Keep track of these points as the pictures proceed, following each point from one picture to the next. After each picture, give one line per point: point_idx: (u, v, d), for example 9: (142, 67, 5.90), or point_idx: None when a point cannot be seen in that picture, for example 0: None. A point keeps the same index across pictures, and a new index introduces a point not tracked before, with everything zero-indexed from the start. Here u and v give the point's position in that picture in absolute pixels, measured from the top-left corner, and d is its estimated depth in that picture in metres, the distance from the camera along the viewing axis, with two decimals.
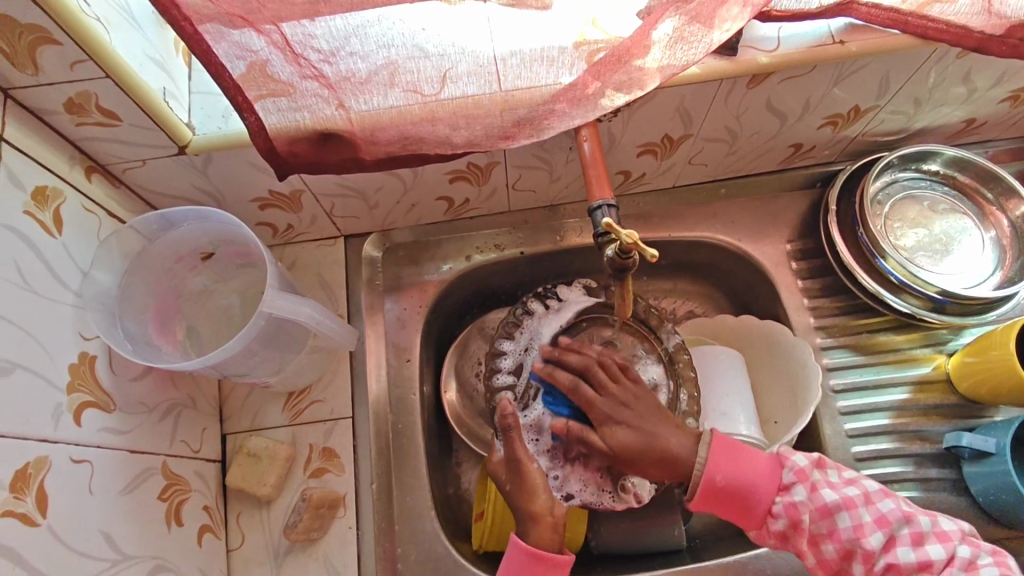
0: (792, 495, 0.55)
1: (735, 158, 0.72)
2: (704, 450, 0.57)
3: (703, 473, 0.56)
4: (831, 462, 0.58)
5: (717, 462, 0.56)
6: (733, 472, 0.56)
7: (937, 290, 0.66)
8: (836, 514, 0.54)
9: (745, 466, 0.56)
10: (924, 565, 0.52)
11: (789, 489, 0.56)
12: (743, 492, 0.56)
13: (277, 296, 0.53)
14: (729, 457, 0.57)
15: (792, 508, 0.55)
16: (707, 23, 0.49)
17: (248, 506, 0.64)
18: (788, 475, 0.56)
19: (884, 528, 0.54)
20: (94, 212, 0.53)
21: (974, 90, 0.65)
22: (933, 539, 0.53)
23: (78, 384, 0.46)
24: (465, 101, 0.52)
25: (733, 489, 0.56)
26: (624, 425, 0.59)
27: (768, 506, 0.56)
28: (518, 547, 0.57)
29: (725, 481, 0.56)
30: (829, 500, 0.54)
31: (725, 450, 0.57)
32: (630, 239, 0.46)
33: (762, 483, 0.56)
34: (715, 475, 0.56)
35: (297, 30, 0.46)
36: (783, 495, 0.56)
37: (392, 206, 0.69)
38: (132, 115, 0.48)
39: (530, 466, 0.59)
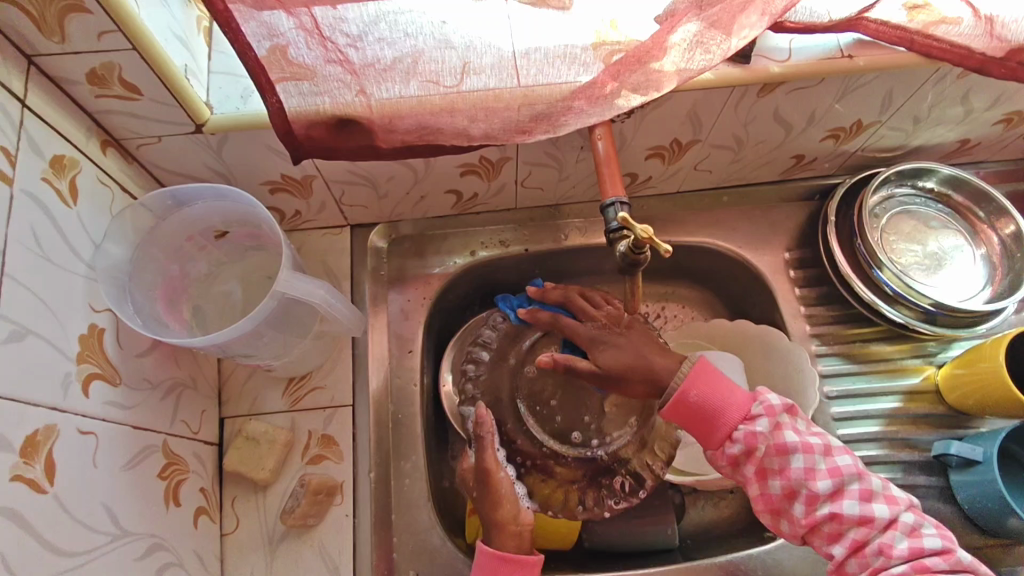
0: (755, 425, 0.55)
1: (739, 166, 0.74)
2: (687, 369, 0.58)
3: (679, 387, 0.56)
4: (803, 413, 0.57)
5: (695, 379, 0.56)
6: (711, 393, 0.56)
7: (930, 302, 0.68)
8: (792, 454, 0.53)
9: (722, 390, 0.56)
10: (866, 520, 0.51)
11: (754, 419, 0.55)
12: (711, 412, 0.56)
13: (289, 277, 0.53)
14: (707, 377, 0.57)
15: (752, 436, 0.54)
16: (726, 30, 0.51)
17: (244, 491, 0.64)
18: (757, 408, 0.56)
19: (837, 478, 0.53)
20: (108, 185, 0.53)
21: (971, 111, 0.68)
22: (881, 500, 0.52)
23: (87, 355, 0.46)
24: (486, 94, 0.53)
25: (702, 407, 0.56)
26: (610, 346, 0.61)
27: (731, 431, 0.55)
28: (484, 553, 0.59)
29: (699, 398, 0.56)
30: (789, 440, 0.54)
31: (704, 371, 0.57)
32: (644, 235, 0.46)
33: (733, 410, 0.55)
34: (691, 390, 0.56)
35: (328, 14, 0.48)
36: (748, 422, 0.55)
37: (402, 197, 0.70)
38: (154, 89, 0.48)
39: (495, 475, 0.62)
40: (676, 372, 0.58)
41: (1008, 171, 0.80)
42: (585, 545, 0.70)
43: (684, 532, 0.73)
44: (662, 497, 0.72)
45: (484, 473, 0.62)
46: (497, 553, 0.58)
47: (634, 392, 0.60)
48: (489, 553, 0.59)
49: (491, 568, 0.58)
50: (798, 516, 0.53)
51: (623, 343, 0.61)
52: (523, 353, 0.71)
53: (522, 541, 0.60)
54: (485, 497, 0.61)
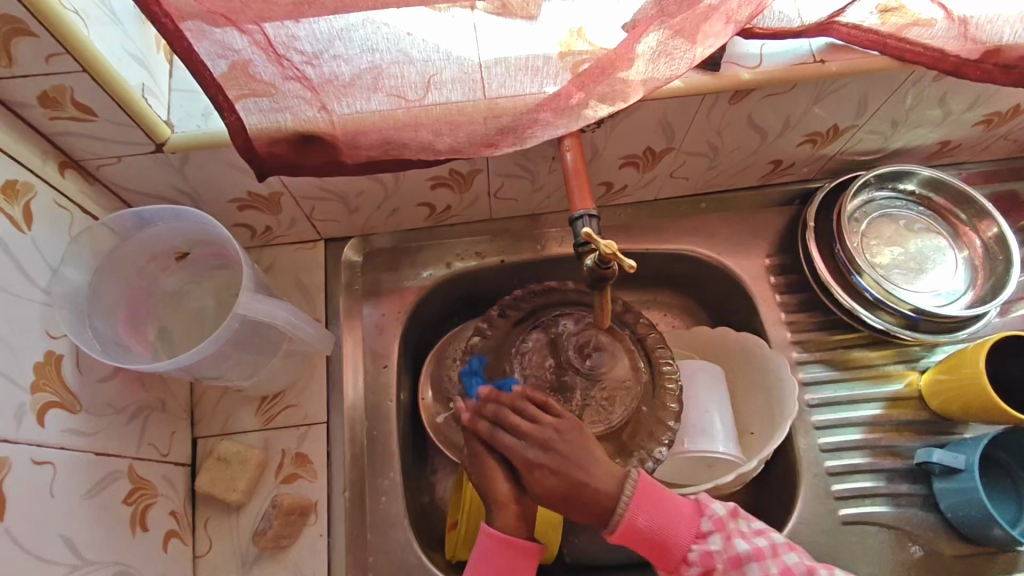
0: (708, 544, 0.54)
1: (716, 172, 0.73)
2: (629, 493, 0.55)
3: (625, 515, 0.54)
4: (745, 511, 0.58)
5: (641, 504, 0.54)
6: (658, 518, 0.54)
7: (909, 307, 0.67)
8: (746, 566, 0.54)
9: (668, 510, 0.55)
10: None
11: (704, 538, 0.55)
12: (664, 538, 0.54)
13: (250, 299, 0.52)
14: (652, 499, 0.55)
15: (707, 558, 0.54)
16: (690, 39, 0.50)
17: (216, 512, 0.63)
18: (705, 523, 0.56)
19: None
20: (66, 207, 0.52)
21: (949, 113, 0.67)
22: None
23: (43, 384, 0.46)
24: (449, 108, 0.52)
25: (649, 533, 0.54)
26: (548, 468, 0.55)
27: (684, 553, 0.55)
28: (488, 535, 0.57)
29: (647, 524, 0.54)
30: (743, 549, 0.54)
31: (649, 492, 0.55)
32: (609, 250, 0.45)
33: (683, 529, 0.55)
34: (639, 518, 0.54)
35: (280, 32, 0.45)
36: (699, 542, 0.55)
37: (374, 211, 0.69)
38: (108, 110, 0.48)
39: (482, 452, 0.59)
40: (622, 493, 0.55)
41: (991, 171, 0.79)
42: (567, 558, 0.69)
43: None
44: None
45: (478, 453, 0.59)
46: (501, 536, 0.56)
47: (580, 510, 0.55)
48: (492, 535, 0.57)
49: (494, 551, 0.56)
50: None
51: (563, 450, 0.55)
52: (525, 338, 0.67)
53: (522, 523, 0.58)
54: (479, 475, 0.58)
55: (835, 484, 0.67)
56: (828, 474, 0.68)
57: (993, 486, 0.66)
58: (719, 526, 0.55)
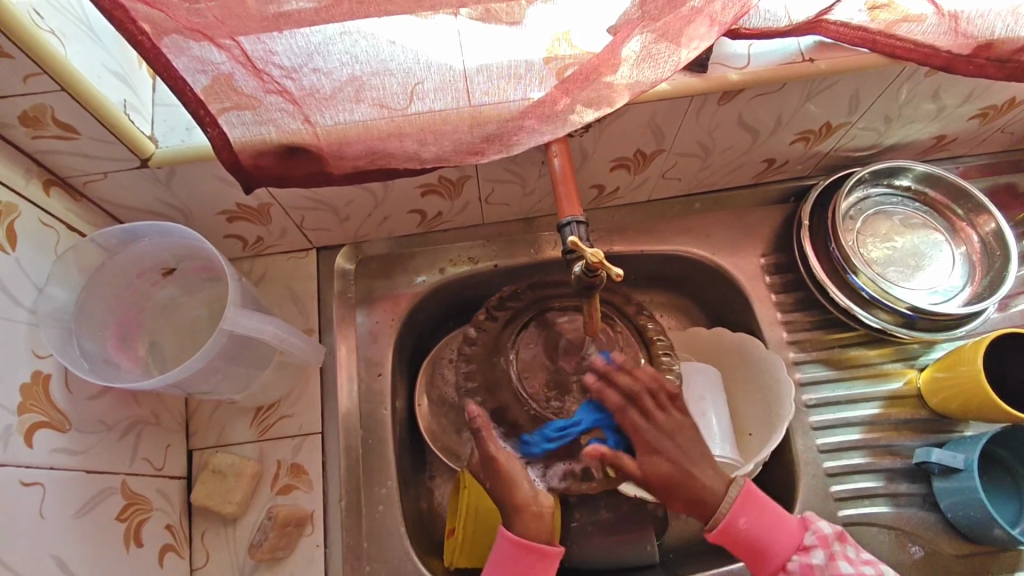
0: (810, 557, 0.56)
1: (708, 172, 0.72)
2: (735, 491, 0.57)
3: (727, 514, 0.56)
4: (852, 538, 0.58)
5: (743, 507, 0.56)
6: (756, 521, 0.56)
7: (906, 306, 0.67)
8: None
9: (773, 523, 0.57)
10: None
11: (808, 551, 0.56)
12: (765, 544, 0.56)
13: (236, 313, 0.52)
14: (756, 505, 0.57)
15: (807, 568, 0.55)
16: (674, 41, 0.50)
17: (212, 524, 0.63)
18: (809, 538, 0.57)
19: None
20: (51, 226, 0.52)
21: (943, 107, 0.66)
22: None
23: (31, 405, 0.46)
24: (433, 117, 0.51)
25: (751, 536, 0.56)
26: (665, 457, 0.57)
27: (783, 562, 0.56)
28: (506, 538, 0.57)
29: (749, 526, 0.56)
30: (844, 572, 0.54)
31: (752, 498, 0.57)
32: (595, 258, 0.45)
33: (783, 540, 0.56)
34: (740, 519, 0.56)
35: (257, 46, 0.45)
36: (801, 555, 0.56)
37: (365, 219, 0.69)
38: (90, 128, 0.47)
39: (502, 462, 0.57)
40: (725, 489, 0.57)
41: (989, 165, 0.78)
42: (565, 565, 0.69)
43: (665, 547, 0.72)
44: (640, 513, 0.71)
45: (495, 462, 0.57)
46: (518, 539, 0.56)
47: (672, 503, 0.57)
48: (511, 539, 0.56)
49: (512, 555, 0.56)
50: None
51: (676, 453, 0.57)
52: (518, 337, 0.65)
53: (542, 521, 0.58)
54: (496, 482, 0.58)
55: (835, 486, 0.67)
56: (826, 475, 0.67)
57: (993, 484, 0.65)
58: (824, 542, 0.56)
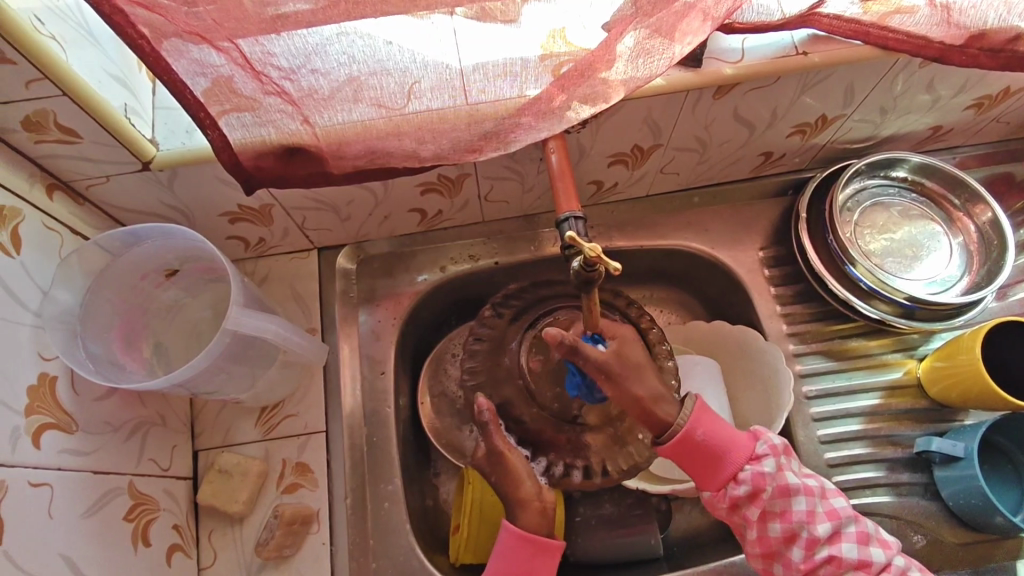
0: (761, 466, 0.55)
1: (706, 166, 0.73)
2: (692, 406, 0.54)
3: (686, 425, 0.53)
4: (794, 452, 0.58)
5: (699, 418, 0.54)
6: (714, 433, 0.54)
7: (904, 296, 0.67)
8: (795, 496, 0.54)
9: (725, 429, 0.55)
10: (863, 564, 0.53)
11: (758, 460, 0.55)
12: (718, 451, 0.54)
13: (240, 314, 0.53)
14: (709, 416, 0.55)
15: (759, 477, 0.54)
16: (668, 37, 0.50)
17: (219, 524, 0.63)
18: (761, 447, 0.56)
19: (835, 522, 0.54)
20: (55, 230, 0.52)
21: (938, 98, 0.66)
22: (875, 543, 0.55)
23: (38, 407, 0.46)
24: (430, 116, 0.52)
25: (705, 444, 0.54)
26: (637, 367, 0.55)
27: (734, 472, 0.54)
28: (510, 533, 0.58)
29: (706, 436, 0.53)
30: (793, 482, 0.54)
31: (706, 409, 0.55)
32: (593, 252, 0.46)
33: (736, 450, 0.54)
34: (697, 428, 0.53)
35: (256, 48, 0.46)
36: (753, 464, 0.54)
37: (365, 219, 0.69)
38: (92, 132, 0.48)
39: (508, 457, 0.59)
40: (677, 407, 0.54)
41: (986, 155, 0.78)
42: (570, 559, 0.69)
43: (669, 540, 0.73)
44: (644, 506, 0.71)
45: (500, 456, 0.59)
46: (520, 532, 0.57)
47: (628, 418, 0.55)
48: (515, 532, 0.57)
49: (514, 548, 0.57)
50: (796, 559, 0.54)
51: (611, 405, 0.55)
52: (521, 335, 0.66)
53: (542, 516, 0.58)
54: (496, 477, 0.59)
55: (836, 476, 0.67)
56: (828, 466, 0.68)
57: (994, 473, 0.66)
58: (775, 451, 0.55)
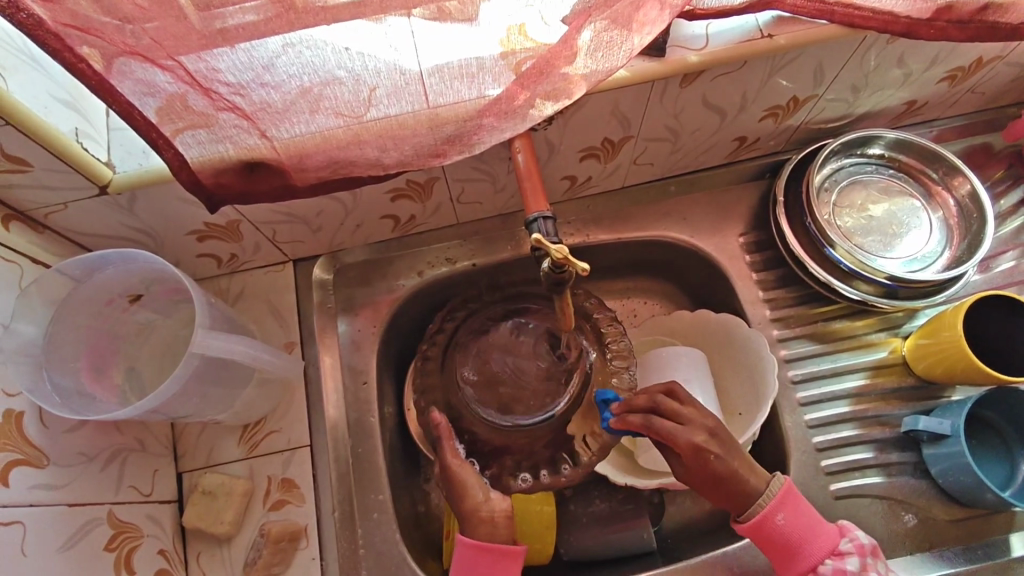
0: (844, 562, 0.55)
1: (679, 155, 0.72)
2: (774, 490, 0.56)
3: (766, 507, 0.55)
4: (886, 556, 0.57)
5: (783, 504, 0.56)
6: (795, 522, 0.56)
7: (885, 276, 0.66)
8: None
9: (811, 525, 0.56)
10: None
11: (842, 556, 0.55)
12: (798, 540, 0.55)
13: (206, 337, 0.52)
14: (794, 503, 0.56)
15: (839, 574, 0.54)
16: (627, 27, 0.49)
17: (207, 546, 0.62)
18: (845, 544, 0.56)
19: None
20: (13, 261, 0.51)
21: (910, 73, 0.65)
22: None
23: (4, 444, 0.46)
24: (389, 122, 0.51)
25: (785, 535, 0.55)
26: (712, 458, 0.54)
27: (814, 564, 0.55)
28: (464, 543, 0.57)
29: (785, 524, 0.55)
30: None
31: (792, 497, 0.56)
32: (560, 255, 0.45)
33: (820, 542, 0.56)
34: (777, 513, 0.55)
35: (199, 64, 0.44)
36: (835, 559, 0.55)
37: (337, 228, 0.68)
38: (42, 160, 0.47)
39: (457, 467, 0.59)
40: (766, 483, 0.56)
41: (963, 126, 0.77)
42: (564, 557, 0.70)
43: (664, 532, 0.72)
44: (635, 502, 0.71)
45: (450, 471, 0.59)
46: (475, 543, 0.57)
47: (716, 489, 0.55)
48: (469, 544, 0.57)
49: (470, 559, 0.57)
50: None
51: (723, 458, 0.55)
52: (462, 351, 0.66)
53: (496, 527, 0.58)
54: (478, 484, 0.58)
55: (825, 460, 0.67)
56: (817, 451, 0.67)
57: (982, 447, 0.65)
58: (859, 550, 0.55)
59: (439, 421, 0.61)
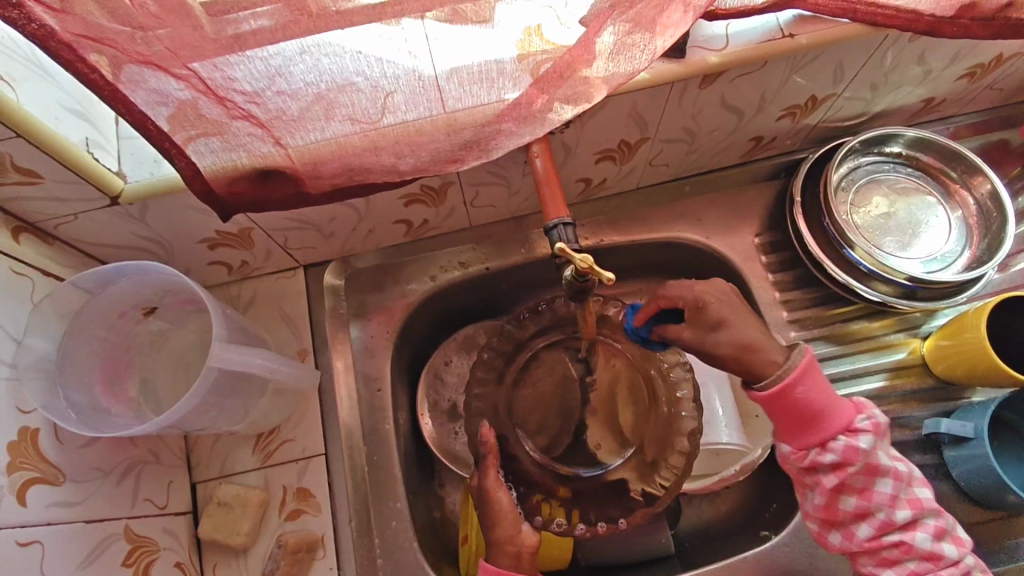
0: (859, 440, 0.52)
1: (695, 155, 0.71)
2: (796, 361, 0.52)
3: (789, 378, 0.51)
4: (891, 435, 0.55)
5: (805, 376, 0.51)
6: (814, 394, 0.52)
7: (905, 277, 0.65)
8: (882, 478, 0.52)
9: (829, 397, 0.52)
10: (932, 556, 0.52)
11: (857, 433, 0.52)
12: (817, 412, 0.52)
13: (223, 350, 0.51)
14: (813, 376, 0.52)
15: (852, 450, 0.51)
16: (650, 29, 0.48)
17: (224, 556, 0.62)
18: (862, 421, 0.53)
19: (916, 510, 0.53)
20: (26, 274, 0.51)
21: (929, 70, 0.64)
22: (949, 539, 0.53)
23: (21, 462, 0.45)
24: (406, 129, 0.49)
25: (801, 406, 0.51)
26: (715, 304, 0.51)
27: (825, 438, 0.52)
28: (484, 571, 0.55)
29: (804, 396, 0.51)
30: (884, 463, 0.52)
31: (813, 370, 0.52)
32: (584, 264, 0.43)
33: (837, 416, 0.52)
34: (798, 386, 0.51)
35: (215, 73, 0.43)
36: (851, 436, 0.52)
37: (350, 233, 0.67)
38: (52, 171, 0.46)
39: (495, 494, 0.58)
40: (787, 356, 0.52)
41: (980, 123, 0.76)
42: (582, 563, 0.69)
43: (682, 535, 0.72)
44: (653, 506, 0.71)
45: (487, 493, 0.58)
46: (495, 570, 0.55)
47: (718, 341, 0.50)
48: (492, 572, 0.55)
49: None
50: (860, 535, 0.53)
51: (726, 311, 0.51)
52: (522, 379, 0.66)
53: (521, 562, 0.56)
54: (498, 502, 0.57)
55: None
56: None
57: (1004, 449, 0.65)
58: (877, 427, 0.52)
59: (488, 438, 0.60)
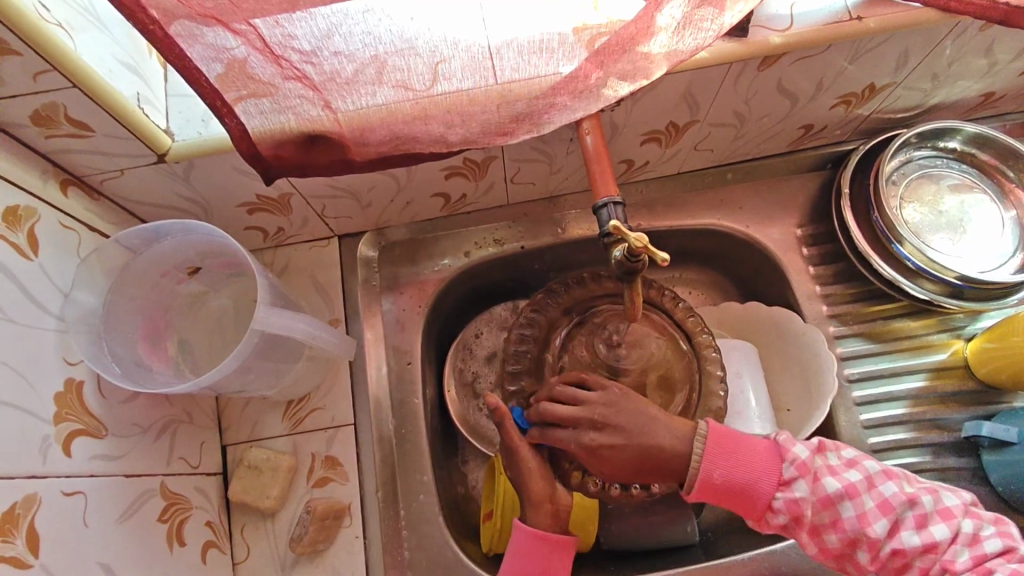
0: (794, 491, 0.52)
1: (742, 141, 0.69)
2: (700, 447, 0.53)
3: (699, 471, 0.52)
4: (830, 444, 0.56)
5: (713, 458, 0.53)
6: (733, 470, 0.53)
7: (955, 275, 0.63)
8: (838, 504, 0.52)
9: (746, 461, 0.53)
10: (931, 547, 0.50)
11: (789, 484, 0.53)
12: (742, 488, 0.52)
13: (267, 314, 0.51)
14: (725, 448, 0.53)
15: (793, 504, 0.52)
16: (718, 5, 0.47)
17: (252, 518, 0.62)
18: (789, 469, 0.53)
19: (889, 514, 0.51)
20: (71, 227, 0.51)
21: (995, 63, 0.62)
22: (936, 518, 0.51)
23: (66, 413, 0.45)
24: (460, 97, 0.48)
25: (730, 486, 0.53)
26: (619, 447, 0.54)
27: (768, 500, 0.53)
28: (523, 531, 0.59)
29: (724, 479, 0.52)
30: (831, 490, 0.52)
31: (721, 443, 0.53)
32: (639, 243, 0.42)
33: (764, 474, 0.53)
34: (714, 471, 0.52)
35: (275, 30, 0.42)
36: (785, 490, 0.52)
37: (387, 204, 0.67)
38: (103, 123, 0.45)
39: (522, 454, 0.58)
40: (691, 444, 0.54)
41: None
42: (603, 546, 0.69)
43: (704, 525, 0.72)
44: None
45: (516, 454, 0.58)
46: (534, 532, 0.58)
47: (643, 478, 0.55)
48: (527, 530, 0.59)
49: (529, 546, 0.58)
50: (864, 561, 0.52)
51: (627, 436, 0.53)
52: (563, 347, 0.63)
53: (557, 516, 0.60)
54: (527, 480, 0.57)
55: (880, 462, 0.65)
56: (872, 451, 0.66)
57: None
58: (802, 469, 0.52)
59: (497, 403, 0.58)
